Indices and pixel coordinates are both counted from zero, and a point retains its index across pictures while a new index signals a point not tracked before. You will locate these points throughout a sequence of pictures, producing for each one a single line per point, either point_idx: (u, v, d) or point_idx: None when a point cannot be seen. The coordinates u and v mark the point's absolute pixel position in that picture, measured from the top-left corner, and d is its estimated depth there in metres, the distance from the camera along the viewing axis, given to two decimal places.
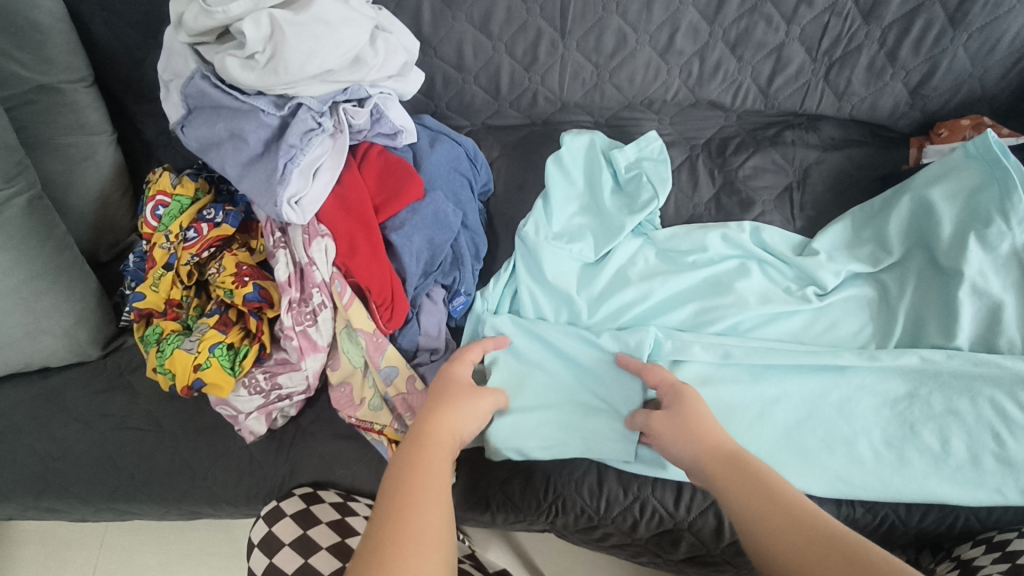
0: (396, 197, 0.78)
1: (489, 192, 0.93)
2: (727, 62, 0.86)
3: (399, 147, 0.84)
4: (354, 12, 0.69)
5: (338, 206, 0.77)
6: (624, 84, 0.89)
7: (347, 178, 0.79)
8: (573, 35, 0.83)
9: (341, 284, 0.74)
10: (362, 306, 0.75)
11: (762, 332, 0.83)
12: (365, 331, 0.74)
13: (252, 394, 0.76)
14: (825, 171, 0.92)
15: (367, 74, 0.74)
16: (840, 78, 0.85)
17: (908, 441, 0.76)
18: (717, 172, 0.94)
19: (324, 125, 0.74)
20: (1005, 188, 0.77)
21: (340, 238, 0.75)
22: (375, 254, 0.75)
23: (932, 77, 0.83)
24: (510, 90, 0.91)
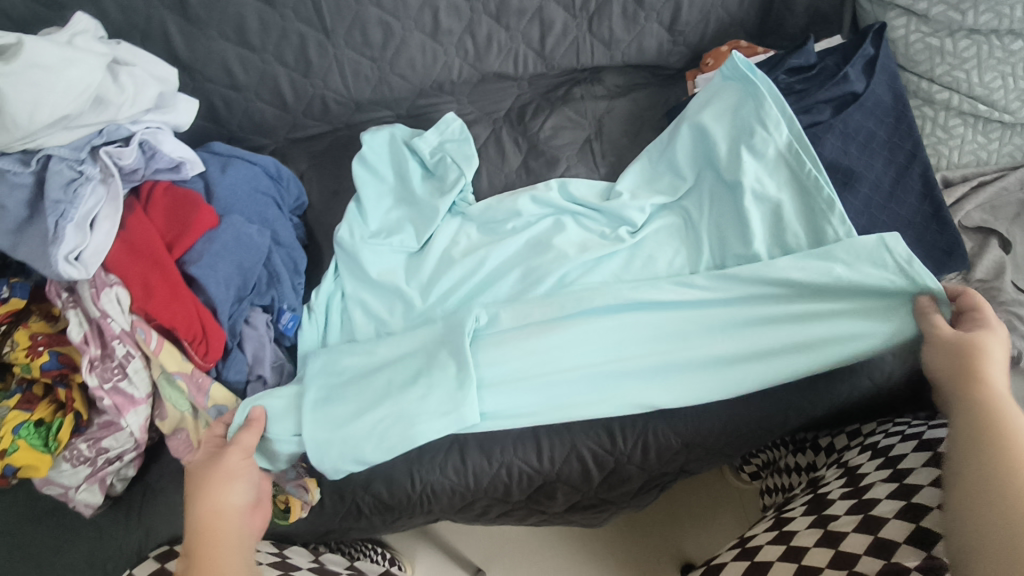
0: (187, 229, 0.76)
1: (304, 206, 0.92)
2: (497, 33, 0.89)
3: (188, 178, 0.81)
4: (78, 51, 0.66)
5: (126, 252, 0.74)
6: (407, 72, 0.90)
7: (131, 221, 0.75)
8: (337, 33, 0.83)
9: (144, 331, 0.71)
10: (174, 347, 0.73)
11: (587, 279, 0.86)
12: (183, 373, 0.72)
13: (76, 466, 0.70)
14: (616, 117, 0.97)
15: (117, 112, 0.71)
16: (602, 28, 0.90)
17: (732, 352, 0.78)
18: (521, 139, 0.97)
19: (87, 172, 0.71)
20: (757, 99, 0.84)
21: (132, 284, 0.72)
22: (175, 291, 0.72)
23: (680, 12, 0.89)
24: (296, 101, 0.90)
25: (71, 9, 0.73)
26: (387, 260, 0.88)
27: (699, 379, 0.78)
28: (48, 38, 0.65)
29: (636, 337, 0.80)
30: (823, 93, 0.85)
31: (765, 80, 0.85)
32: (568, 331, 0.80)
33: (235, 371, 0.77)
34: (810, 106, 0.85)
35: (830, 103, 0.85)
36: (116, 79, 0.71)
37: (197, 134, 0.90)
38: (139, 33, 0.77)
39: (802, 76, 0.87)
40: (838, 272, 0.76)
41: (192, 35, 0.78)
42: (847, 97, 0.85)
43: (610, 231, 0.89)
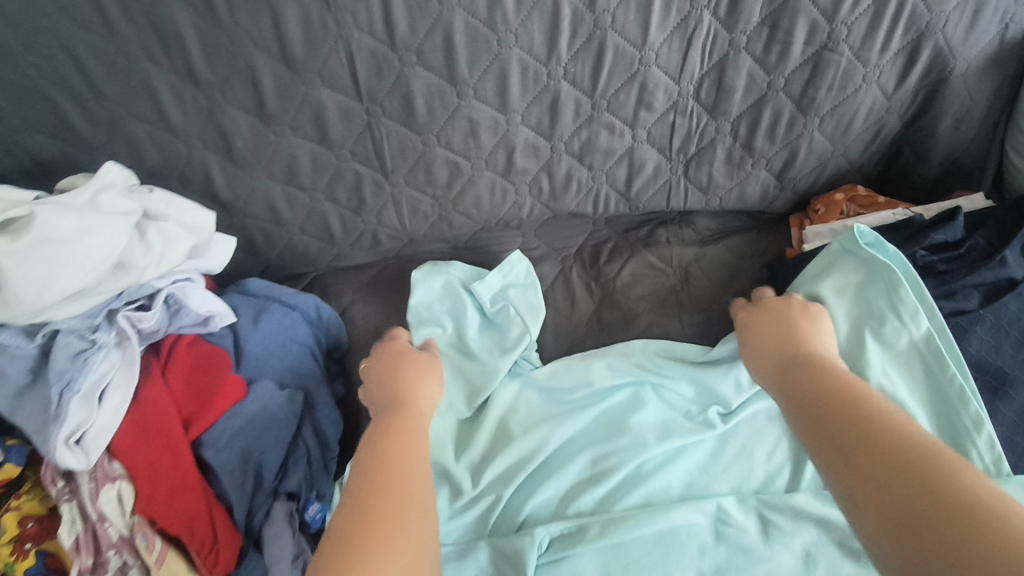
0: (206, 404, 0.65)
1: (343, 350, 0.81)
2: (578, 172, 0.77)
3: (216, 331, 0.71)
4: (99, 216, 0.56)
5: (134, 431, 0.63)
6: (472, 210, 0.79)
7: (145, 392, 0.64)
8: (398, 172, 0.72)
9: (145, 537, 0.60)
10: (179, 556, 0.62)
11: (670, 471, 0.71)
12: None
13: None
14: (706, 267, 0.84)
15: (141, 275, 0.61)
16: (701, 173, 0.77)
17: None
18: (594, 285, 0.85)
19: (100, 339, 0.61)
20: (891, 283, 0.70)
21: (138, 476, 0.61)
22: (183, 486, 0.61)
23: (794, 161, 0.76)
24: (345, 236, 0.79)
25: (101, 149, 0.63)
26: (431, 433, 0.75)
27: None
28: (65, 201, 0.55)
29: (729, 559, 0.65)
30: (973, 278, 0.71)
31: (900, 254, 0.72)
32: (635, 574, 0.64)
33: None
34: (954, 289, 0.71)
35: (979, 289, 0.71)
36: (142, 237, 0.60)
37: (233, 266, 0.80)
38: (176, 172, 0.67)
39: (946, 253, 0.73)
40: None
41: (235, 174, 0.68)
42: (1002, 283, 0.71)
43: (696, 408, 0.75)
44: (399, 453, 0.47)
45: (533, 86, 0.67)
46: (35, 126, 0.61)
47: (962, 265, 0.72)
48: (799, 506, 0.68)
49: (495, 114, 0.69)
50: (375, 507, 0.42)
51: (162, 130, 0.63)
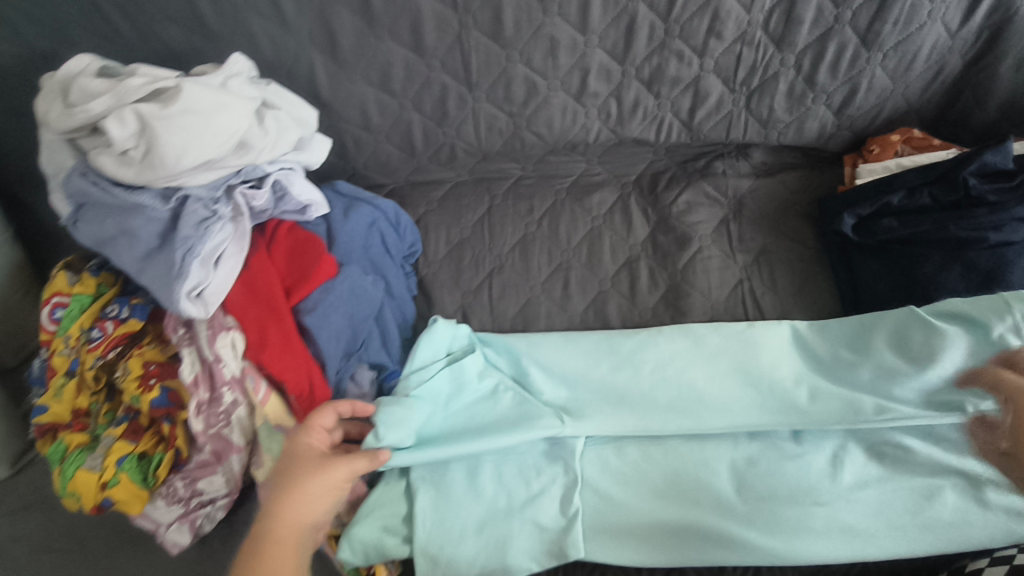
0: (306, 280, 0.74)
1: (416, 253, 0.90)
2: (645, 99, 0.83)
3: (311, 220, 0.80)
4: (230, 96, 0.65)
5: (245, 292, 0.73)
6: (543, 130, 0.86)
7: (254, 261, 0.74)
8: (480, 86, 0.80)
9: (254, 380, 0.71)
10: (280, 398, 0.73)
11: (711, 381, 0.79)
12: (284, 427, 0.72)
13: (172, 503, 0.71)
14: (759, 198, 0.89)
15: (257, 157, 0.69)
16: (762, 105, 0.82)
17: (859, 491, 0.71)
18: (650, 210, 0.91)
19: (220, 211, 0.69)
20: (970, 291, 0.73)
21: (249, 328, 0.71)
22: (288, 345, 0.71)
23: (854, 97, 0.80)
24: (426, 146, 0.87)
25: (225, 42, 0.72)
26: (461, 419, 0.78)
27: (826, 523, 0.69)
28: (202, 81, 0.65)
29: (758, 457, 0.75)
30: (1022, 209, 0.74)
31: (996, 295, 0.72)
32: (667, 469, 0.75)
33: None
34: (1003, 222, 0.74)
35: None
36: (261, 122, 0.70)
37: (327, 169, 0.89)
38: (287, 71, 0.75)
39: (997, 185, 0.76)
40: (989, 434, 0.69)
41: (337, 77, 0.76)
42: None
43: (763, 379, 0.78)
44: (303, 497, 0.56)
45: (612, 8, 0.73)
46: (169, 16, 0.70)
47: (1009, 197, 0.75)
48: (823, 418, 0.75)
49: (575, 35, 0.75)
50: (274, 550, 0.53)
51: (278, 27, 0.72)
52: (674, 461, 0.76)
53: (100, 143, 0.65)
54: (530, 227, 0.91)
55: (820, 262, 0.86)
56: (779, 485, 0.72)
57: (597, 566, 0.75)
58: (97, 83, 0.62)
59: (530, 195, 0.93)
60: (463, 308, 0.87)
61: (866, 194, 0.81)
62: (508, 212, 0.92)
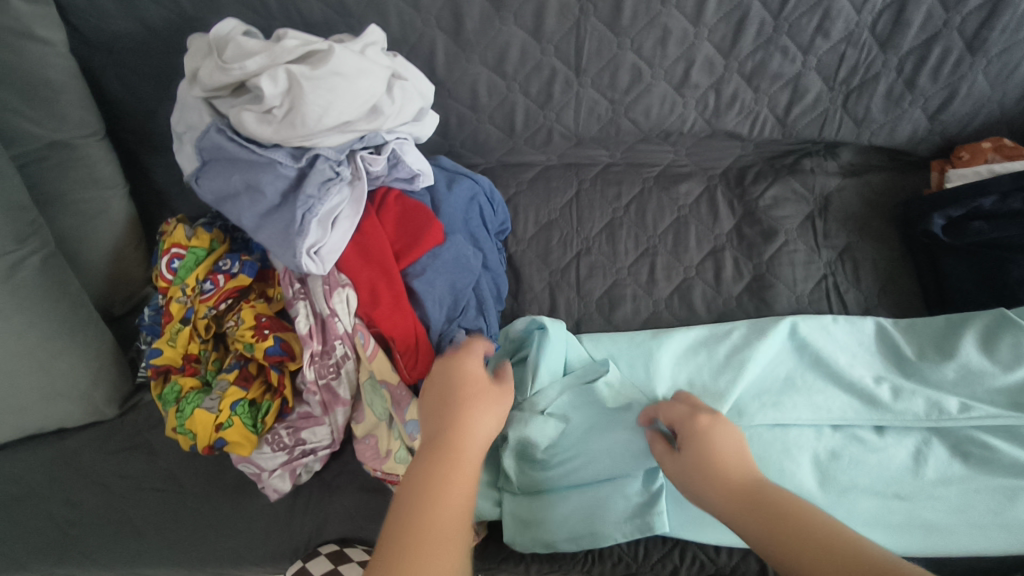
0: (416, 243, 0.77)
1: (506, 231, 0.92)
2: (744, 94, 0.85)
3: (417, 189, 0.82)
4: (369, 62, 0.68)
5: (356, 251, 0.75)
6: (640, 118, 0.89)
7: (365, 224, 0.77)
8: (588, 72, 0.83)
9: (365, 335, 0.73)
10: (386, 356, 0.74)
11: (797, 374, 0.81)
12: (389, 383, 0.73)
13: (275, 450, 0.74)
14: (846, 198, 0.91)
15: (383, 123, 0.73)
16: (859, 105, 0.84)
17: (941, 486, 0.72)
18: (737, 202, 0.93)
19: (343, 173, 0.72)
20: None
21: (361, 287, 0.74)
22: (399, 304, 0.74)
23: (951, 103, 0.82)
24: (525, 128, 0.90)
25: (356, 16, 0.76)
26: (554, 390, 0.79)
27: (909, 515, 0.71)
28: (346, 46, 0.68)
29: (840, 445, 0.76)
30: None
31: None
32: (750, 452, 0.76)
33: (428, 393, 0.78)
34: None
35: None
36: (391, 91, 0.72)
37: (426, 145, 0.93)
38: (409, 46, 0.79)
39: None
40: None
41: (455, 54, 0.80)
42: None
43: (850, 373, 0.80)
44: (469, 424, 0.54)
45: (726, 3, 0.76)
46: None
47: None
48: (908, 414, 0.76)
49: (687, 26, 0.78)
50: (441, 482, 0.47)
51: (408, 4, 0.75)
52: (757, 446, 0.76)
53: (246, 99, 0.68)
54: (618, 212, 0.94)
55: (905, 262, 0.88)
56: (861, 479, 0.74)
57: (677, 544, 0.76)
58: (252, 42, 0.65)
59: (619, 180, 0.96)
60: (552, 285, 0.90)
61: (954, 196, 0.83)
62: (596, 196, 0.95)
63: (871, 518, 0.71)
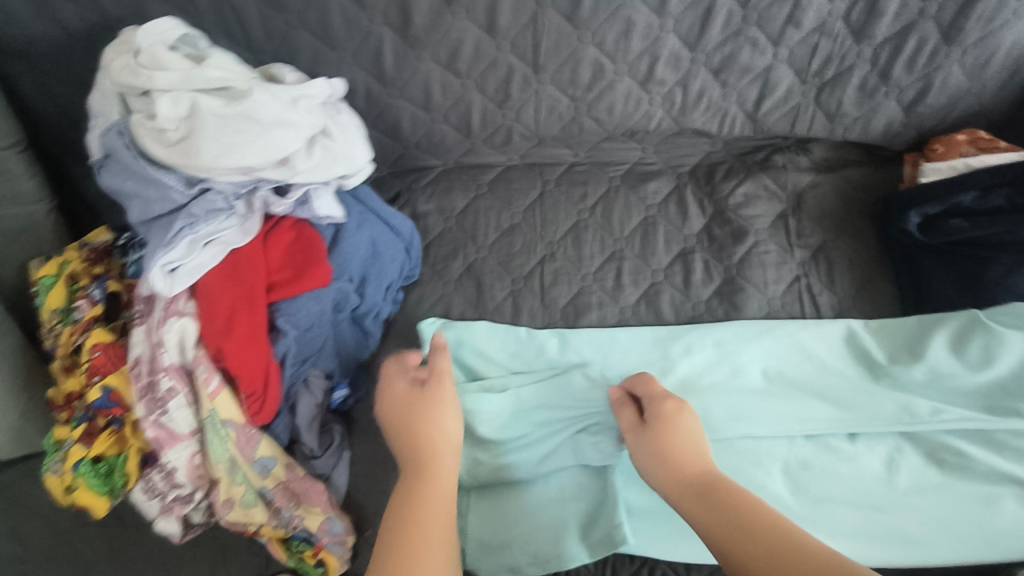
0: (298, 278, 0.70)
1: (412, 278, 0.87)
2: (711, 89, 0.81)
3: (322, 224, 0.76)
4: (294, 116, 0.64)
5: (226, 277, 0.68)
6: (603, 116, 0.84)
7: (246, 250, 0.69)
8: (547, 69, 0.78)
9: (207, 370, 0.66)
10: (230, 395, 0.68)
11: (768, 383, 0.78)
12: (235, 422, 0.68)
13: (150, 498, 0.70)
14: (819, 195, 0.88)
15: (296, 176, 0.67)
16: (831, 99, 0.80)
17: (917, 496, 0.69)
18: (706, 202, 0.90)
19: (236, 206, 0.68)
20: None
21: (216, 314, 0.67)
22: (253, 339, 0.67)
23: (926, 96, 0.79)
24: (483, 128, 0.85)
25: (293, 13, 0.70)
26: (515, 396, 0.77)
27: (883, 524, 0.68)
28: (275, 94, 0.63)
29: (810, 456, 0.73)
30: None
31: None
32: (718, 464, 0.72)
33: (311, 436, 0.74)
34: None
35: None
36: (309, 148, 0.67)
37: (380, 147, 0.88)
38: (352, 44, 0.73)
39: None
40: None
41: (403, 52, 0.75)
42: None
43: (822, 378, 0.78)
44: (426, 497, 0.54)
45: None
46: None
47: None
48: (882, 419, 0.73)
49: (651, 17, 0.73)
50: (413, 500, 0.53)
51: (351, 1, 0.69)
52: (729, 458, 0.73)
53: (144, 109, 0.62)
54: (583, 214, 0.91)
55: (881, 260, 0.85)
56: (832, 489, 0.71)
57: (645, 564, 0.71)
58: (174, 59, 0.60)
59: (584, 181, 0.92)
60: (514, 293, 0.87)
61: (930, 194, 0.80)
62: (560, 198, 0.92)
63: (844, 527, 0.69)
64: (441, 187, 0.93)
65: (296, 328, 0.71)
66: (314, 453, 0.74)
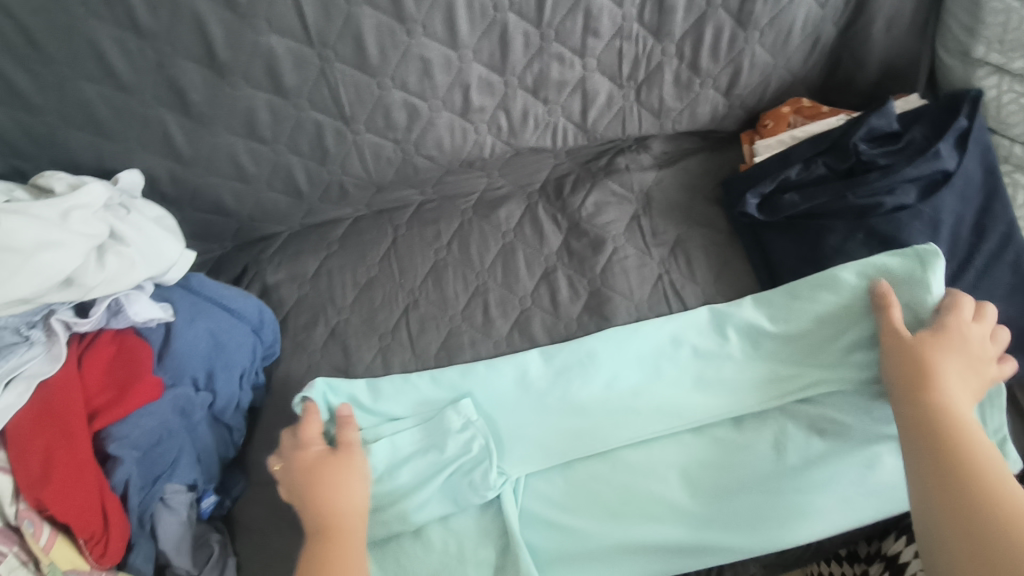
0: (122, 399, 0.65)
1: (273, 355, 0.82)
2: (534, 108, 0.79)
3: (149, 327, 0.70)
4: (64, 234, 0.58)
5: (39, 416, 0.62)
6: (434, 152, 0.81)
7: (58, 382, 0.63)
8: (357, 119, 0.74)
9: (33, 523, 0.60)
10: (69, 541, 0.62)
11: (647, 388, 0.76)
12: (79, 570, 0.62)
13: None
14: (665, 190, 0.88)
15: (88, 293, 0.62)
16: (652, 97, 0.80)
17: (807, 471, 0.69)
18: (560, 216, 0.88)
19: (32, 336, 0.62)
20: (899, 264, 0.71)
21: (31, 458, 0.60)
22: (80, 477, 0.61)
23: (740, 77, 0.80)
24: (312, 188, 0.81)
25: (52, 113, 0.64)
26: (396, 444, 0.72)
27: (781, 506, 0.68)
28: (37, 213, 0.58)
29: (701, 455, 0.72)
30: (911, 171, 0.73)
31: (925, 249, 0.70)
32: (610, 481, 0.72)
33: (182, 557, 0.68)
34: (894, 185, 0.73)
35: (916, 183, 0.74)
36: (100, 258, 0.62)
37: (208, 227, 0.82)
38: (136, 133, 0.68)
39: (884, 148, 0.75)
40: None
41: (195, 131, 0.70)
42: (938, 176, 0.74)
43: (701, 365, 0.76)
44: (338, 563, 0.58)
45: (481, 21, 0.69)
46: None
47: (903, 160, 0.74)
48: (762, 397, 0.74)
49: (447, 52, 0.71)
50: (324, 556, 0.59)
51: (115, 87, 0.64)
52: (624, 474, 0.72)
53: None
54: (440, 253, 0.87)
55: (733, 243, 0.85)
56: (725, 481, 0.71)
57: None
58: None
59: (435, 219, 0.88)
60: (383, 351, 0.81)
61: (764, 172, 0.81)
62: (413, 242, 0.87)
63: (740, 519, 0.69)
64: (290, 252, 0.87)
65: (135, 449, 0.66)
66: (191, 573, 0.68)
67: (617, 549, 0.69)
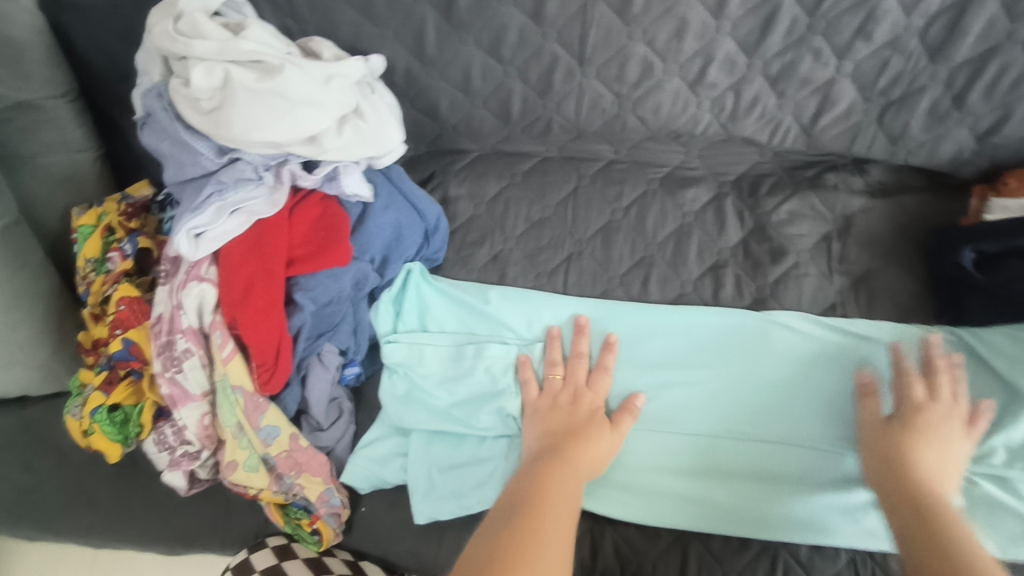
0: (316, 256, 0.70)
1: (436, 262, 0.85)
2: (766, 97, 0.77)
3: (349, 201, 0.76)
4: (325, 95, 0.64)
5: (248, 246, 0.68)
6: (649, 115, 0.80)
7: (272, 223, 0.70)
8: (593, 62, 0.75)
9: (222, 336, 0.68)
10: (244, 361, 0.69)
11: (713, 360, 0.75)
12: (244, 390, 0.69)
13: (161, 449, 0.72)
14: (871, 221, 0.83)
15: (323, 154, 0.67)
16: (897, 121, 0.77)
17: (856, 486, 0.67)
18: (747, 214, 0.84)
19: (265, 178, 0.68)
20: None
21: (236, 282, 0.67)
22: (268, 312, 0.67)
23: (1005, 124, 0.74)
24: (522, 116, 0.83)
25: None
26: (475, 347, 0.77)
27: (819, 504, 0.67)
28: (308, 71, 0.63)
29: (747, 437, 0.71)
30: None
31: None
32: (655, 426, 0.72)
33: (319, 410, 0.75)
34: None
35: None
36: (340, 127, 0.68)
37: (415, 126, 0.86)
38: (398, 23, 0.72)
39: None
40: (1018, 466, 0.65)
41: (446, 34, 0.73)
42: None
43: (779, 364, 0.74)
44: (556, 487, 0.56)
45: None
46: None
47: None
48: (840, 405, 0.71)
49: (708, 19, 0.70)
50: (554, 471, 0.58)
51: None
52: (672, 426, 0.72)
53: (181, 74, 0.63)
54: (616, 214, 0.86)
55: (925, 295, 0.79)
56: (779, 460, 0.69)
57: None
58: (211, 27, 0.60)
59: (621, 180, 0.88)
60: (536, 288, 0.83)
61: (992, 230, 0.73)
62: (594, 195, 0.87)
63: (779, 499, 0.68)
64: (476, 171, 0.89)
65: (313, 303, 0.72)
66: (321, 425, 0.76)
67: (634, 486, 0.70)
